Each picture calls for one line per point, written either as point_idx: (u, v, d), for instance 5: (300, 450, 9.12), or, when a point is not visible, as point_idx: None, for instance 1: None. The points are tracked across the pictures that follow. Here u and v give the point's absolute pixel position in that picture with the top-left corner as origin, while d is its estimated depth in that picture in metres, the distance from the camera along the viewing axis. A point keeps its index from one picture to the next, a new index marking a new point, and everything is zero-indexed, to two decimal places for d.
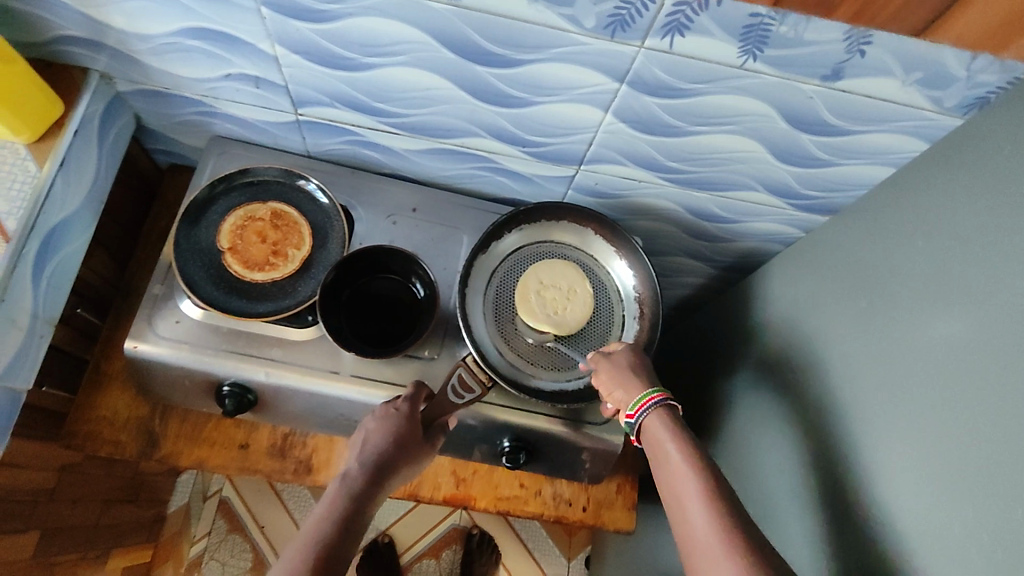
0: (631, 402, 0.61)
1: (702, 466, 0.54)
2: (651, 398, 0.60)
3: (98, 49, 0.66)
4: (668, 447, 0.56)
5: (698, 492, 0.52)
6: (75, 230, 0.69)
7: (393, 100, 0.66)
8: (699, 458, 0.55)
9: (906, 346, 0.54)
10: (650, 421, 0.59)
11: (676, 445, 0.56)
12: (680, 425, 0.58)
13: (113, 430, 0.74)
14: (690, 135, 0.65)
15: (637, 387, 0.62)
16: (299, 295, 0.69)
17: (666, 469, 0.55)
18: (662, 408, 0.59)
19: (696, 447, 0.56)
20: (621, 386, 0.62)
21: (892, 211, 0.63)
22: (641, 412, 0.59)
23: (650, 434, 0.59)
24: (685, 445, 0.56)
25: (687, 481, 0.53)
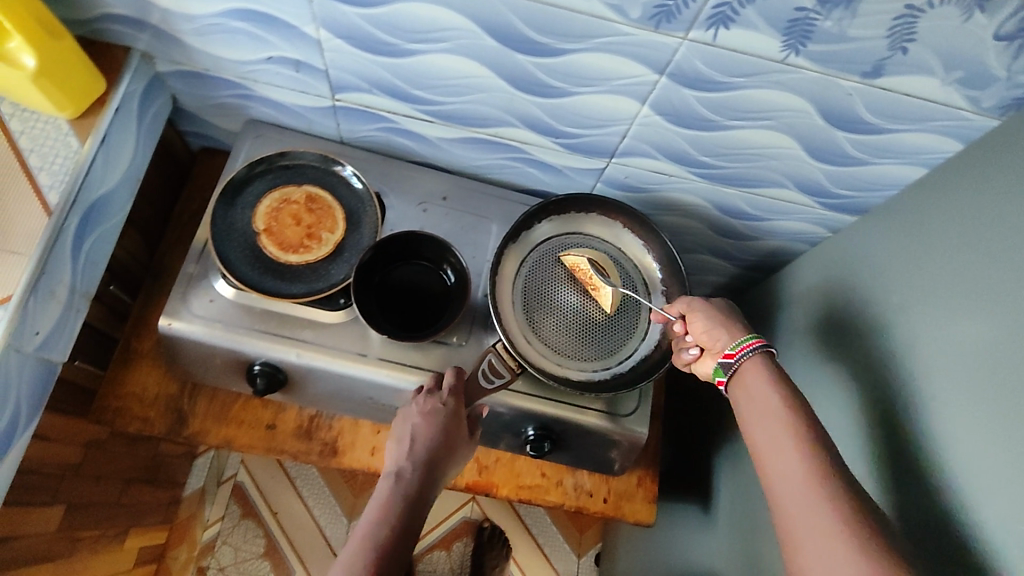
0: (733, 344, 0.60)
1: (801, 413, 0.53)
2: (755, 342, 0.59)
3: (142, 29, 0.67)
4: (766, 395, 0.55)
5: (792, 444, 0.51)
6: (112, 207, 0.70)
7: (432, 87, 0.67)
8: (799, 409, 0.53)
9: (946, 340, 0.55)
10: (749, 366, 0.58)
11: (775, 391, 0.55)
12: (780, 372, 0.57)
13: (142, 407, 0.75)
14: (726, 130, 0.65)
15: (738, 332, 0.61)
16: (332, 278, 0.70)
17: (760, 415, 0.54)
18: (762, 355, 0.58)
19: (796, 394, 0.55)
20: (721, 329, 0.62)
21: (927, 209, 0.63)
22: (744, 352, 0.59)
23: (746, 377, 0.58)
24: (786, 396, 0.54)
25: (783, 431, 0.52)
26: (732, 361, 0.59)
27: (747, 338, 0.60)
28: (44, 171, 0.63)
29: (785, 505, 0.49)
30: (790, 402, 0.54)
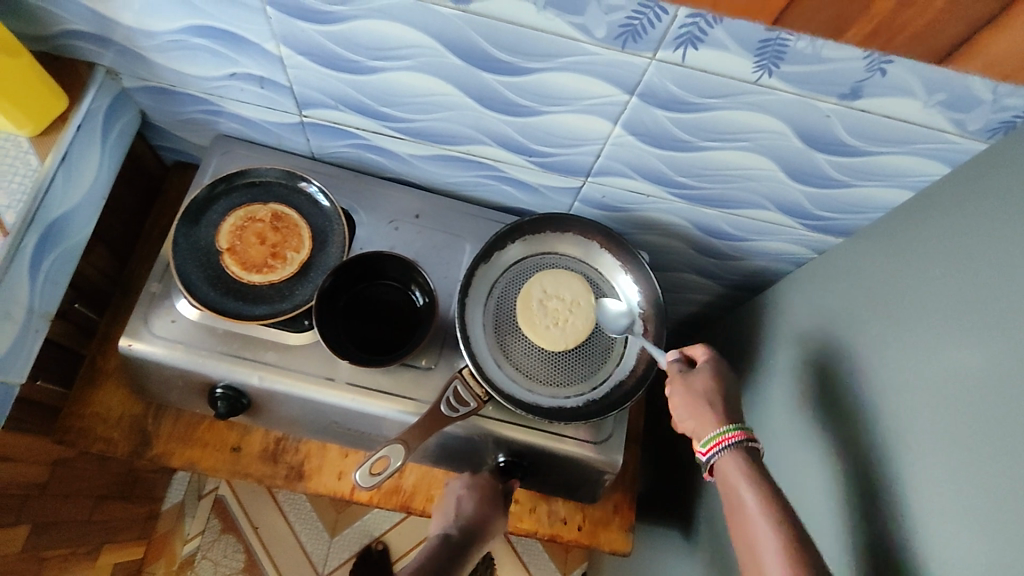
0: (704, 440, 0.58)
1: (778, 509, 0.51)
2: (726, 437, 0.57)
3: (104, 44, 0.65)
4: (743, 491, 0.53)
5: (775, 546, 0.49)
6: (75, 225, 0.68)
7: (399, 105, 0.65)
8: (779, 506, 0.51)
9: (925, 374, 0.52)
10: (724, 461, 0.56)
11: (749, 488, 0.53)
12: (757, 465, 0.55)
13: (105, 427, 0.74)
14: (701, 150, 0.63)
15: (712, 423, 0.59)
16: (297, 299, 0.68)
17: (740, 511, 0.52)
18: (739, 449, 0.56)
19: (771, 488, 0.53)
20: (698, 419, 0.60)
21: (909, 233, 0.60)
22: (715, 451, 0.57)
23: (724, 473, 0.56)
24: (764, 490, 0.52)
25: (762, 531, 0.50)
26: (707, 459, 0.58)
27: (723, 431, 0.57)
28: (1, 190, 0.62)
29: None
30: (768, 497, 0.52)
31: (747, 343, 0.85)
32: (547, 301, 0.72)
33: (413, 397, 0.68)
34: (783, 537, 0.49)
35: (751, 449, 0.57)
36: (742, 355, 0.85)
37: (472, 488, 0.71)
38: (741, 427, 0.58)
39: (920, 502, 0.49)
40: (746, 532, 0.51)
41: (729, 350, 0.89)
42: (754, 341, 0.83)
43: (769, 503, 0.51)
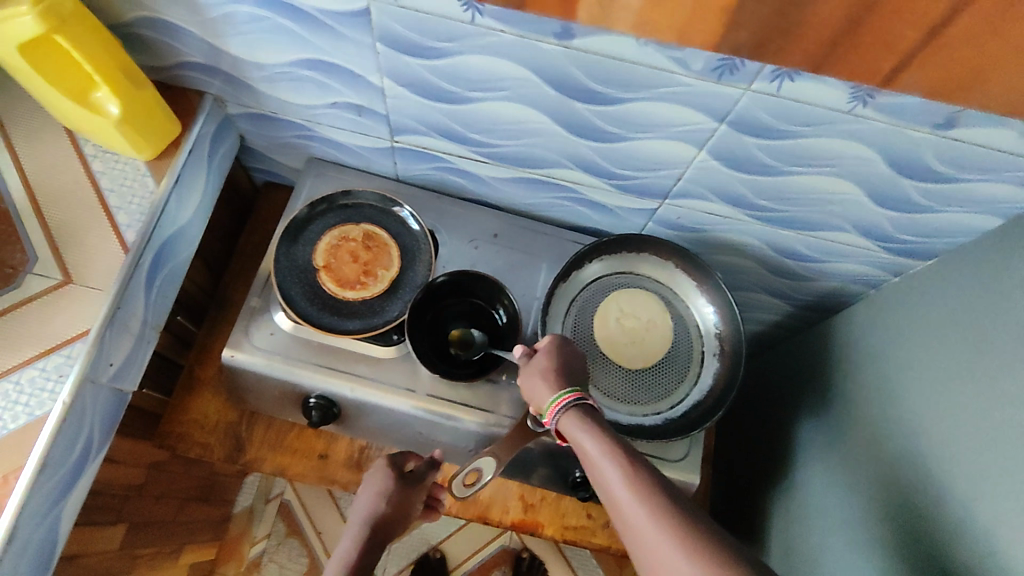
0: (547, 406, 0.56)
1: (619, 452, 0.50)
2: (565, 398, 0.55)
3: (215, 74, 0.70)
4: (585, 443, 0.52)
5: (617, 474, 0.48)
6: (182, 243, 0.73)
7: (488, 131, 0.68)
8: (623, 450, 0.50)
9: (1017, 397, 0.52)
10: (563, 420, 0.54)
11: (591, 437, 0.52)
12: (596, 418, 0.54)
13: (203, 433, 0.78)
14: (786, 175, 0.64)
15: (551, 390, 0.56)
16: (388, 314, 0.71)
17: (589, 462, 0.51)
18: (577, 408, 0.54)
19: (609, 434, 0.52)
20: (539, 391, 0.57)
21: (1000, 258, 0.61)
22: (555, 413, 0.55)
23: (567, 434, 0.54)
24: (607, 436, 0.51)
25: (606, 464, 0.49)
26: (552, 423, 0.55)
27: (561, 394, 0.55)
28: (122, 211, 0.67)
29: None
30: (611, 444, 0.50)
31: (819, 364, 0.85)
32: (626, 321, 0.75)
33: (496, 411, 0.71)
34: (629, 475, 0.48)
35: (590, 406, 0.55)
36: (813, 375, 0.85)
37: (390, 470, 0.65)
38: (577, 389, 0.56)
39: (1013, 526, 0.49)
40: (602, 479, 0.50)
41: (799, 370, 0.90)
42: (827, 362, 0.83)
43: (605, 447, 0.50)
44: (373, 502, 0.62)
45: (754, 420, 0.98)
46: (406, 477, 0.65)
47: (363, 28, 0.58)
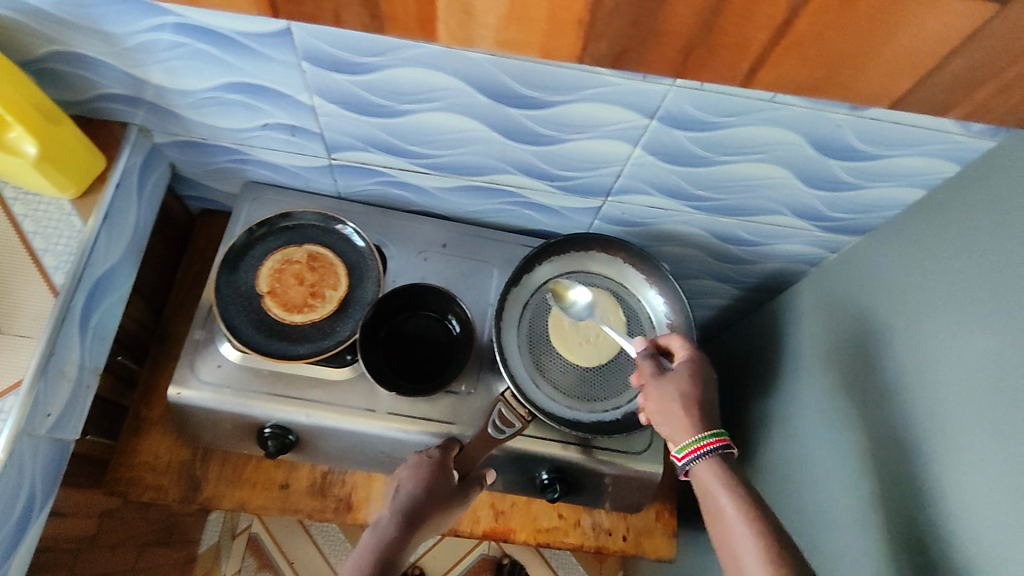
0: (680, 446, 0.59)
1: (759, 520, 0.53)
2: (707, 444, 0.58)
3: (138, 105, 0.68)
4: (717, 497, 0.56)
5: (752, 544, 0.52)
6: (116, 281, 0.70)
7: (425, 142, 0.68)
8: (754, 512, 0.54)
9: (953, 360, 0.55)
10: (700, 467, 0.58)
11: (726, 498, 0.55)
12: (730, 473, 0.57)
13: (155, 475, 0.75)
14: (719, 165, 0.66)
15: (684, 429, 0.59)
16: (339, 335, 0.70)
17: (721, 518, 0.55)
18: (715, 456, 0.58)
19: (748, 497, 0.55)
20: (670, 423, 0.60)
21: (925, 229, 0.63)
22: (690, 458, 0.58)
23: (702, 482, 0.58)
24: (737, 496, 0.55)
25: (741, 531, 0.53)
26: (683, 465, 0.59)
27: (700, 438, 0.58)
28: (48, 253, 0.64)
29: None
30: (744, 505, 0.54)
31: (770, 344, 0.87)
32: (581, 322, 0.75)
33: (457, 422, 0.70)
34: (761, 546, 0.52)
35: (728, 455, 0.58)
36: (766, 356, 0.88)
37: (437, 467, 0.65)
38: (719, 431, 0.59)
39: (961, 484, 0.52)
40: (729, 538, 0.54)
41: (752, 352, 0.92)
42: (777, 341, 0.86)
43: (744, 511, 0.54)
44: (409, 495, 0.63)
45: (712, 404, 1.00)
46: (449, 477, 0.65)
47: (287, 48, 0.57)
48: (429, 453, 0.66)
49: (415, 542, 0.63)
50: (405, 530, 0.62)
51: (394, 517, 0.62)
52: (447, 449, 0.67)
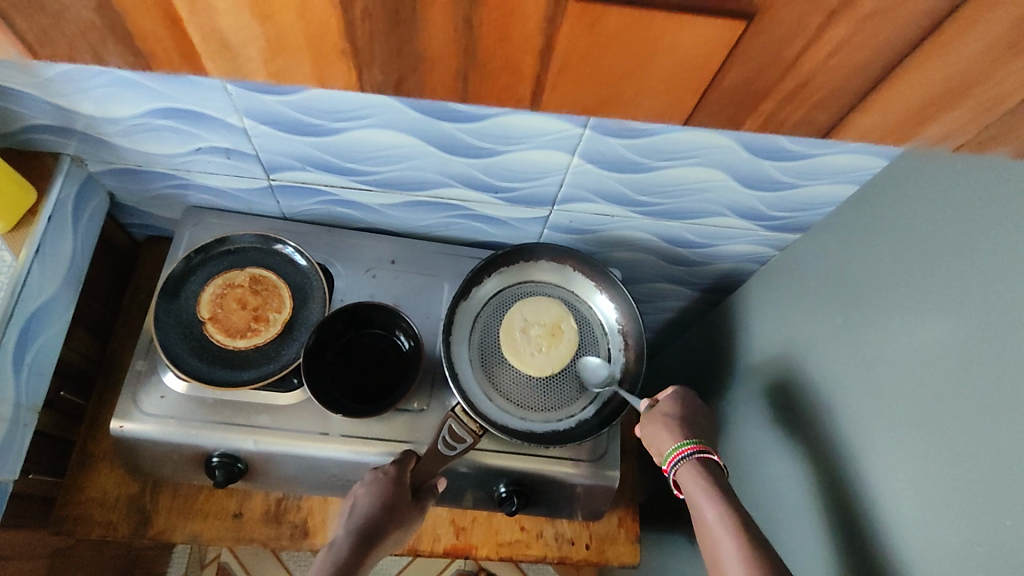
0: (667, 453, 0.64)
1: (739, 520, 0.57)
2: (687, 451, 0.63)
3: (68, 134, 0.66)
4: (698, 500, 0.60)
5: (733, 541, 0.56)
6: (54, 315, 0.68)
7: (363, 159, 0.67)
8: (734, 512, 0.58)
9: (886, 353, 0.56)
10: (680, 472, 0.63)
11: (709, 500, 0.59)
12: (714, 479, 0.61)
13: (103, 512, 0.73)
14: (657, 170, 0.67)
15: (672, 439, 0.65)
16: (284, 359, 0.69)
17: (703, 520, 0.59)
18: (696, 461, 0.63)
19: (732, 501, 0.59)
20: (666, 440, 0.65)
21: (858, 225, 0.64)
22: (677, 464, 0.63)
23: (685, 486, 0.62)
24: (716, 499, 0.59)
25: (723, 530, 0.57)
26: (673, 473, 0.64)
27: (680, 446, 0.64)
28: None
29: None
30: (725, 506, 0.58)
31: (725, 344, 0.88)
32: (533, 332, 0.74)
33: (410, 440, 0.69)
34: (741, 544, 0.55)
35: (709, 461, 0.63)
36: (721, 356, 0.88)
37: (393, 483, 0.63)
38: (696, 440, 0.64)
39: (898, 476, 0.52)
40: (712, 537, 0.58)
41: (710, 353, 0.92)
42: (731, 341, 0.86)
43: (728, 512, 0.58)
44: (365, 512, 0.62)
45: None
46: (406, 493, 0.64)
47: None
48: (384, 469, 0.64)
49: (370, 560, 0.62)
50: (360, 548, 0.61)
51: (352, 533, 0.62)
52: (403, 462, 0.66)
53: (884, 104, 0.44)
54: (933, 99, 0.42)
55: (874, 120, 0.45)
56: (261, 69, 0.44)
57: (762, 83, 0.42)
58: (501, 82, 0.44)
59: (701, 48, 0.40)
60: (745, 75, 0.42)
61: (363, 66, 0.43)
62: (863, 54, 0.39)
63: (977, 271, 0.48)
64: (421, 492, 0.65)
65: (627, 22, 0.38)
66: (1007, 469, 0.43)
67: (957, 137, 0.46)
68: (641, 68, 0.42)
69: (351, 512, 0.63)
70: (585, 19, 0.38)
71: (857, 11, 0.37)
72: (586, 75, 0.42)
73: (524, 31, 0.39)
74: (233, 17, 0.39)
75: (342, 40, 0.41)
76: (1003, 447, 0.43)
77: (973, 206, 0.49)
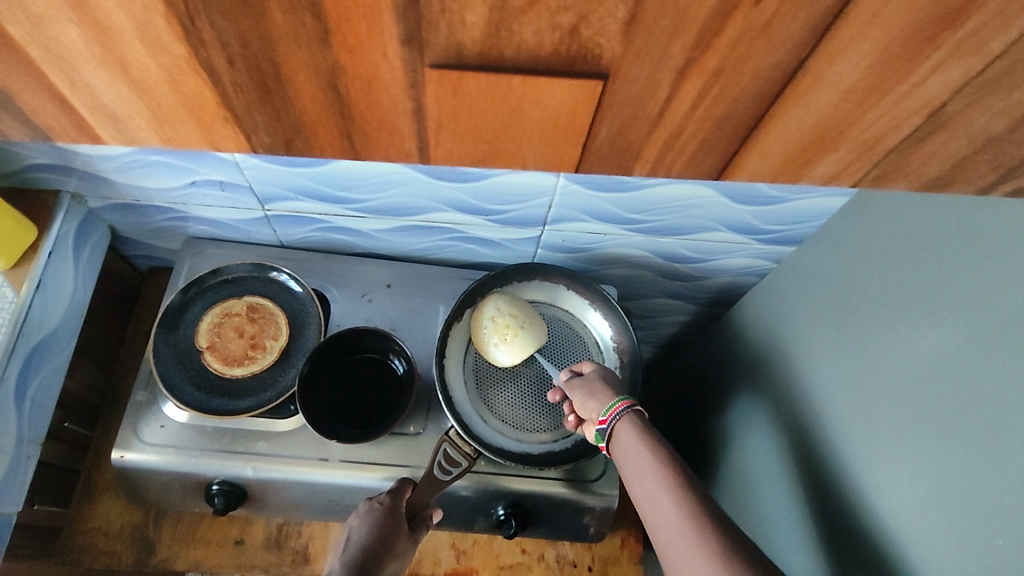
0: (604, 409, 0.62)
1: (671, 463, 0.54)
2: (620, 405, 0.61)
3: (68, 173, 0.68)
4: (626, 452, 0.57)
5: (663, 481, 0.52)
6: (56, 348, 0.70)
7: (352, 188, 0.68)
8: (665, 454, 0.55)
9: (880, 368, 0.54)
10: (614, 426, 0.60)
11: (642, 447, 0.56)
12: (648, 429, 0.59)
13: (107, 540, 0.74)
14: (643, 189, 0.67)
15: (607, 399, 0.63)
16: (281, 385, 0.70)
17: (634, 467, 0.56)
18: (631, 415, 0.60)
19: (664, 446, 0.56)
20: (595, 401, 0.63)
21: (850, 238, 0.64)
22: (613, 416, 0.60)
23: (618, 439, 0.59)
24: (643, 446, 0.56)
25: (653, 473, 0.53)
26: (606, 427, 0.61)
27: (614, 402, 0.62)
28: None
29: (672, 558, 0.48)
30: (657, 450, 0.55)
31: (724, 358, 0.87)
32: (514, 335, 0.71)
33: (407, 464, 0.70)
34: (673, 483, 0.52)
35: (640, 415, 0.61)
36: (720, 371, 0.88)
37: (387, 513, 0.64)
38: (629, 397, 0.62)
39: (892, 496, 0.51)
40: (643, 482, 0.54)
41: (710, 367, 0.92)
42: (730, 355, 0.86)
43: (659, 456, 0.55)
44: (359, 543, 0.62)
45: (677, 422, 0.99)
46: (400, 522, 0.64)
47: None
48: (380, 499, 0.65)
49: None
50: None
51: (347, 567, 0.60)
52: (397, 491, 0.66)
53: (764, 148, 0.44)
54: (810, 141, 0.43)
55: (760, 162, 0.45)
56: (153, 136, 0.43)
57: (638, 130, 0.42)
58: (382, 138, 0.43)
59: (568, 104, 0.40)
60: (621, 126, 0.42)
61: (249, 130, 0.42)
62: (732, 103, 0.40)
63: (974, 286, 0.47)
64: (414, 520, 0.66)
65: (488, 87, 0.38)
66: (1004, 489, 0.42)
67: (843, 177, 0.46)
68: (517, 120, 0.42)
69: (346, 544, 0.63)
70: (446, 84, 0.38)
71: (704, 67, 0.37)
72: (462, 130, 0.42)
73: (390, 97, 0.39)
74: (112, 92, 0.39)
75: (221, 107, 0.40)
76: (1002, 466, 0.42)
77: (973, 224, 0.49)
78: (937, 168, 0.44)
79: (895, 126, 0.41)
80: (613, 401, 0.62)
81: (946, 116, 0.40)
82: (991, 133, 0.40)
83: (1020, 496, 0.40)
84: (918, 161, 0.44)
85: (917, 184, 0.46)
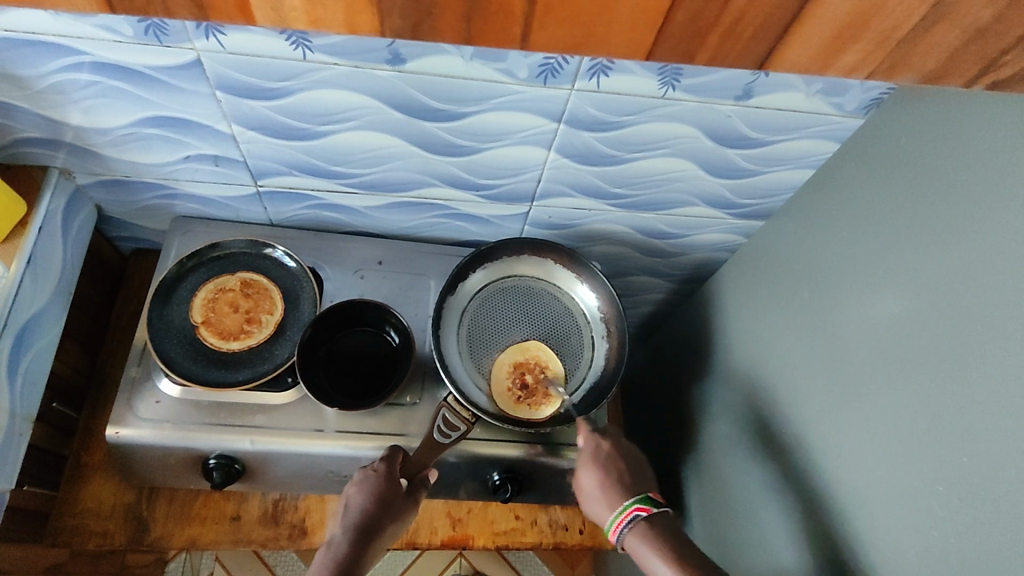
0: (611, 519, 0.66)
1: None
2: (629, 512, 0.65)
3: (57, 146, 0.67)
4: (652, 563, 0.62)
5: None
6: (45, 325, 0.69)
7: (348, 162, 0.70)
8: (682, 568, 0.60)
9: (853, 321, 0.60)
10: (628, 535, 0.64)
11: (660, 562, 0.61)
12: (656, 535, 0.63)
13: (100, 521, 0.73)
14: (628, 162, 0.71)
15: (615, 503, 0.67)
16: (278, 358, 0.71)
17: None
18: (638, 524, 0.64)
19: (677, 557, 0.61)
20: (604, 507, 0.68)
21: (819, 206, 0.69)
22: (621, 529, 0.65)
23: (634, 552, 0.64)
24: (673, 558, 0.61)
25: None
26: (618, 535, 0.65)
27: (627, 506, 0.66)
28: None
29: None
30: (672, 564, 0.60)
31: (702, 330, 0.92)
32: (523, 373, 0.75)
33: (405, 433, 0.71)
34: None
35: (649, 521, 0.64)
36: (698, 342, 0.92)
37: (384, 479, 0.65)
38: (640, 499, 0.66)
39: (873, 440, 0.55)
40: None
41: (688, 340, 0.96)
42: (707, 326, 0.90)
43: (675, 570, 0.60)
44: (358, 509, 0.62)
45: (656, 395, 1.03)
46: (400, 488, 0.65)
47: (198, 79, 0.58)
48: (374, 466, 0.65)
49: (370, 559, 0.63)
50: (358, 552, 0.62)
51: (349, 533, 0.62)
52: (390, 457, 0.67)
53: (805, 37, 0.42)
54: (842, 29, 0.42)
55: (795, 57, 0.44)
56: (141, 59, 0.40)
57: (711, 17, 0.40)
58: (496, 29, 0.42)
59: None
60: (696, 12, 0.40)
61: (384, 12, 0.41)
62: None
63: (947, 240, 0.51)
64: (413, 484, 0.66)
65: None
66: (967, 412, 0.47)
67: (860, 70, 0.45)
68: (611, 5, 0.40)
69: (343, 510, 0.63)
70: None
71: None
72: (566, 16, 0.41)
73: None
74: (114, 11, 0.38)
75: None
76: (965, 392, 0.47)
77: (932, 183, 0.53)
78: (936, 60, 0.44)
79: (908, 14, 0.40)
80: (624, 505, 0.66)
81: (947, 8, 0.40)
82: (979, 23, 0.41)
83: (984, 421, 0.46)
84: (922, 52, 0.44)
85: (920, 75, 0.46)
